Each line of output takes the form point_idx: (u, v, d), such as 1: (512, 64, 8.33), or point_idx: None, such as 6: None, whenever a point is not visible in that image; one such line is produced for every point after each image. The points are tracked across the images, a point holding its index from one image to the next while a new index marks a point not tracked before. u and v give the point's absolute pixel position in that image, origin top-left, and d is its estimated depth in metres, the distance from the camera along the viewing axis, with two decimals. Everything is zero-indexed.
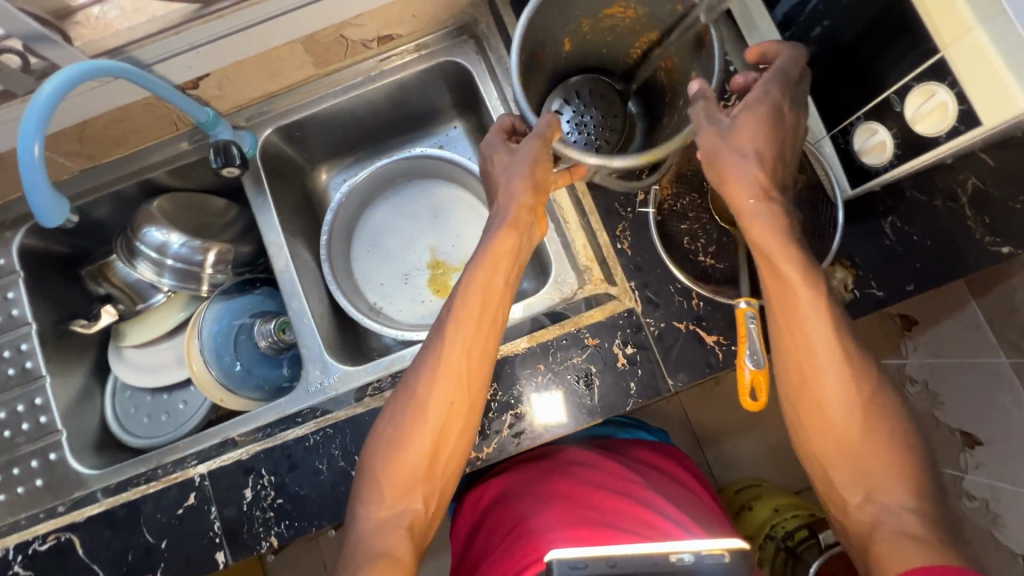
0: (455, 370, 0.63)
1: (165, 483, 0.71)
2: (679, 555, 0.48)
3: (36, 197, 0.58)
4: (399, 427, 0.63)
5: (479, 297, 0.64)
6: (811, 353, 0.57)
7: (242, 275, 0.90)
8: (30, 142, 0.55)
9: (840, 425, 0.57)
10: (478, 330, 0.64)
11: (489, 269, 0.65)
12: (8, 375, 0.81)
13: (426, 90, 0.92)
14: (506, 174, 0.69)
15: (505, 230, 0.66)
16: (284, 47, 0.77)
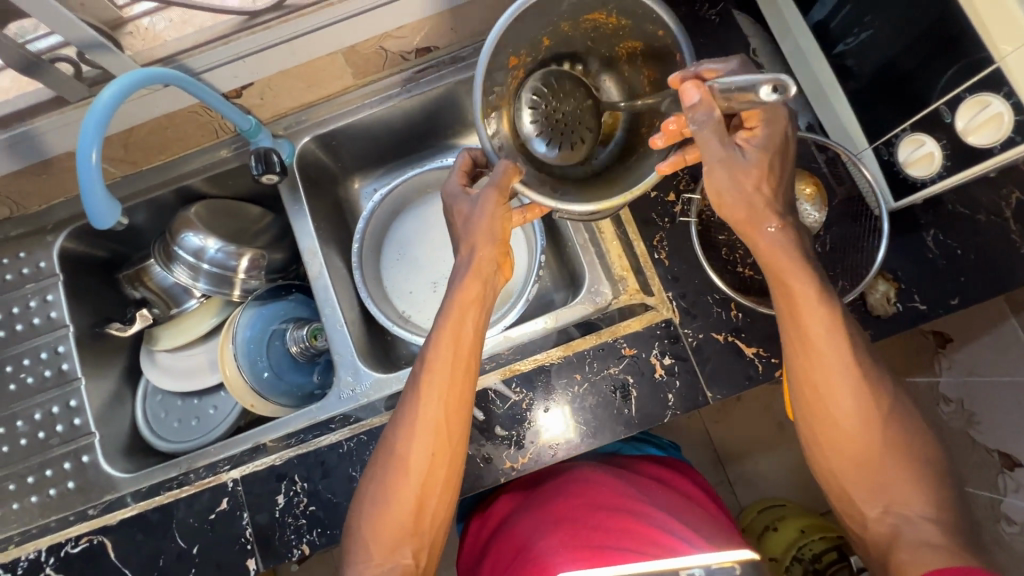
0: (431, 424, 0.61)
1: (198, 487, 0.71)
2: (690, 570, 0.63)
3: (90, 201, 0.57)
4: (382, 485, 0.61)
5: (451, 350, 0.62)
6: (825, 375, 0.57)
7: (275, 282, 0.90)
8: (88, 148, 0.55)
9: (859, 443, 0.57)
10: (452, 381, 0.61)
11: (460, 319, 0.63)
12: (45, 376, 0.82)
13: (460, 101, 0.93)
14: (465, 225, 0.66)
15: (470, 280, 0.64)
16: (327, 58, 0.78)
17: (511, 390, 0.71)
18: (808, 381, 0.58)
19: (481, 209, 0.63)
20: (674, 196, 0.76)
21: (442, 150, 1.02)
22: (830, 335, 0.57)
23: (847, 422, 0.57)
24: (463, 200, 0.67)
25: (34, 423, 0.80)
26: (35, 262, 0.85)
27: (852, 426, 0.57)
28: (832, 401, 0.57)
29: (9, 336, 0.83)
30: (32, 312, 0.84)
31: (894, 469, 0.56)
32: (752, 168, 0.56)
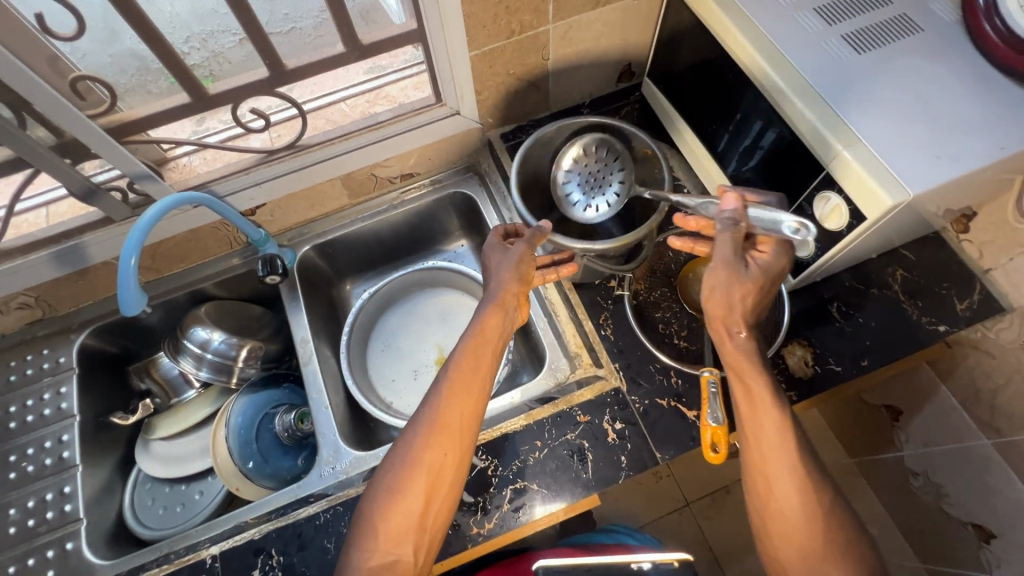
0: (450, 429, 0.66)
1: (177, 565, 0.75)
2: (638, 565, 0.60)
3: (124, 294, 0.69)
4: (396, 484, 0.64)
5: (471, 366, 0.70)
6: (770, 449, 0.64)
7: (269, 370, 0.99)
8: (129, 254, 0.69)
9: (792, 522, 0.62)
10: (470, 393, 0.68)
11: (482, 342, 0.72)
12: (44, 464, 0.87)
13: (438, 215, 1.12)
14: (498, 266, 0.78)
15: (495, 308, 0.74)
16: (327, 183, 0.97)
17: (477, 457, 0.78)
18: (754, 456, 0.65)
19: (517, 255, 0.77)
20: (615, 283, 0.89)
21: (426, 256, 1.19)
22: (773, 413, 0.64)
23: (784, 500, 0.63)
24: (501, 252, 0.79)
25: (26, 510, 0.84)
26: (56, 358, 0.95)
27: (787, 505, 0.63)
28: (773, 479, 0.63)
29: (19, 426, 0.90)
30: (45, 403, 0.92)
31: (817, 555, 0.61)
32: (749, 279, 0.65)
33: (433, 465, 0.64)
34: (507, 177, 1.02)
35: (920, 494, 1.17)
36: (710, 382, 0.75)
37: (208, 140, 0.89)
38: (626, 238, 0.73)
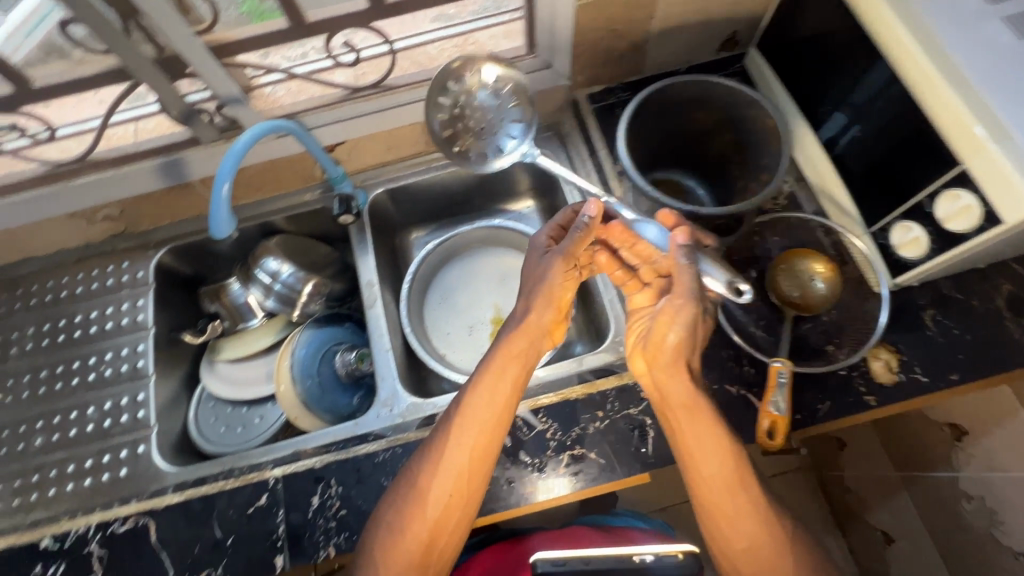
0: (455, 469, 0.68)
1: (240, 482, 0.77)
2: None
3: (215, 220, 0.71)
4: (399, 514, 0.68)
5: (476, 393, 0.72)
6: (708, 470, 0.65)
7: (332, 309, 1.01)
8: (223, 181, 0.70)
9: (755, 544, 0.65)
10: (481, 428, 0.70)
11: (491, 363, 0.72)
12: (120, 370, 0.92)
13: (510, 172, 1.09)
14: (526, 293, 0.76)
15: (514, 342, 0.73)
16: (408, 127, 0.95)
17: (537, 419, 0.78)
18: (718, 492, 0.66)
19: (547, 268, 0.75)
20: None
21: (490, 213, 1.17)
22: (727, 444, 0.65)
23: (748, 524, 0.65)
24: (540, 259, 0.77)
25: (103, 411, 0.89)
26: (135, 271, 0.98)
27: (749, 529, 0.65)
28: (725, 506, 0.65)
29: (98, 332, 0.94)
30: (123, 313, 0.96)
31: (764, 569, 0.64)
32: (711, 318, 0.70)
33: (444, 503, 0.68)
34: (589, 140, 0.98)
35: (969, 518, 1.14)
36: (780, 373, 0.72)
37: (298, 70, 0.88)
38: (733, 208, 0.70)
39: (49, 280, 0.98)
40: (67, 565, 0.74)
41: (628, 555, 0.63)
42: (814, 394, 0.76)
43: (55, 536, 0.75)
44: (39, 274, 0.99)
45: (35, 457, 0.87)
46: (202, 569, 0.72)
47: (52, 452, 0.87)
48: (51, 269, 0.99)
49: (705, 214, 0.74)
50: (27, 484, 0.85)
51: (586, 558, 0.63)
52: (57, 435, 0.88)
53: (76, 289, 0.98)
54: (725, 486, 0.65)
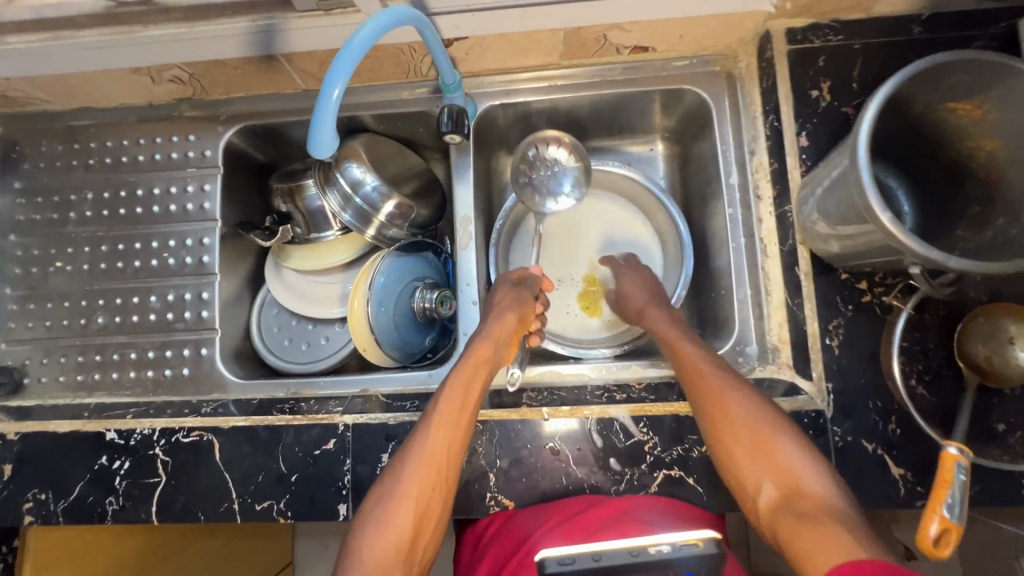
0: (437, 459, 0.63)
1: (309, 420, 0.72)
2: (657, 547, 0.50)
3: (317, 134, 0.57)
4: (383, 511, 0.61)
5: (709, 396, 0.65)
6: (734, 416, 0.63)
7: (415, 237, 0.89)
8: (334, 85, 0.55)
9: (810, 501, 0.55)
10: (753, 437, 0.61)
11: (719, 371, 0.67)
12: (184, 262, 0.84)
13: (647, 107, 0.89)
14: (498, 305, 0.76)
15: (486, 342, 0.71)
16: (548, 33, 0.73)
17: (638, 428, 0.69)
18: (750, 463, 0.61)
19: (510, 293, 0.77)
20: (865, 286, 0.69)
21: (605, 150, 0.99)
22: (757, 411, 0.63)
23: (808, 483, 0.57)
24: (512, 287, 0.79)
25: (166, 303, 0.83)
26: (202, 149, 0.86)
27: (807, 484, 0.57)
28: (752, 471, 0.60)
29: (161, 213, 0.85)
30: (188, 197, 0.85)
31: (814, 528, 0.52)
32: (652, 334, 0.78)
33: (421, 488, 0.62)
34: (770, 93, 0.76)
35: None
36: (958, 465, 0.55)
37: None
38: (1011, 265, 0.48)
39: (108, 140, 0.87)
40: (131, 462, 0.72)
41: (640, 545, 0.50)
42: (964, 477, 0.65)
43: (120, 431, 0.73)
44: (97, 130, 0.87)
45: (98, 335, 0.83)
46: (265, 498, 0.70)
47: (114, 334, 0.83)
48: (110, 126, 0.87)
49: (948, 263, 0.50)
50: (90, 362, 0.82)
51: (595, 552, 0.50)
52: (119, 318, 0.83)
53: (138, 156, 0.86)
54: (755, 458, 0.60)
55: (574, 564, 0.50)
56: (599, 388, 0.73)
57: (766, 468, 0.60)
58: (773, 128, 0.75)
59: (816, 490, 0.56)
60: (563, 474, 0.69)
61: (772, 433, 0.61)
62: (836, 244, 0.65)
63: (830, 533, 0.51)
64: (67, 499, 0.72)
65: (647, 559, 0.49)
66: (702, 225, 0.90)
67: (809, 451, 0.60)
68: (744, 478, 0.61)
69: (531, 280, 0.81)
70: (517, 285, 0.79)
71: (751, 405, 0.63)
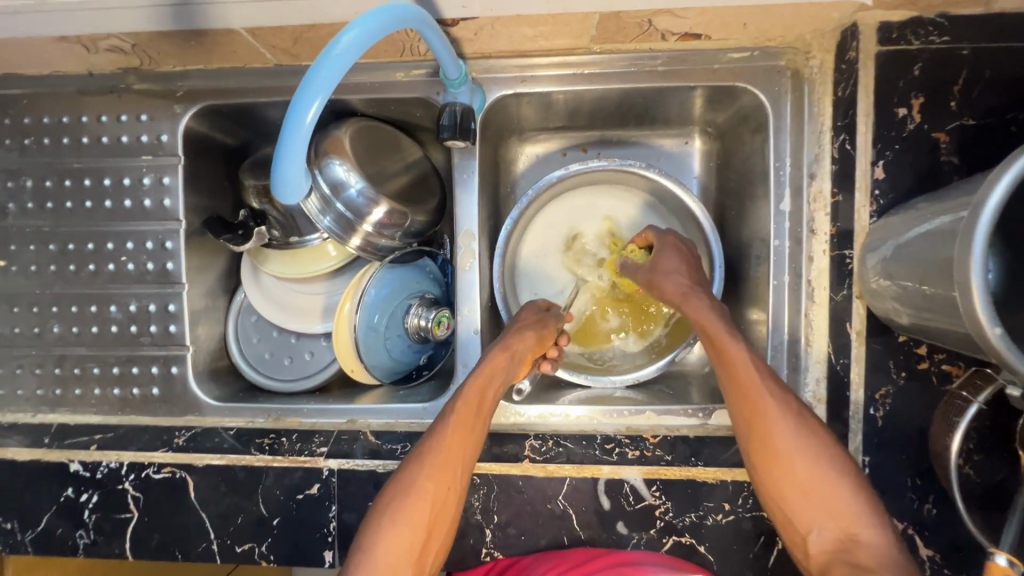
0: (450, 473, 0.54)
1: (291, 463, 0.67)
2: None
3: (281, 163, 0.46)
4: (387, 530, 0.51)
5: (752, 417, 0.56)
6: (783, 450, 0.54)
7: (409, 246, 0.78)
8: (306, 108, 0.44)
9: (870, 551, 0.48)
10: (807, 470, 0.53)
11: (778, 390, 0.56)
12: (146, 268, 0.73)
13: (689, 101, 0.74)
14: (521, 322, 0.68)
15: (507, 350, 0.63)
16: (579, 16, 0.58)
17: (649, 491, 0.63)
18: (801, 499, 0.53)
19: (538, 315, 0.70)
20: (925, 351, 0.60)
21: (633, 143, 0.85)
22: (820, 448, 0.53)
23: (865, 531, 0.50)
24: (539, 311, 0.71)
25: (128, 314, 0.74)
26: (157, 133, 0.72)
27: (867, 533, 0.50)
28: (807, 512, 0.52)
29: (115, 209, 0.73)
30: (144, 191, 0.73)
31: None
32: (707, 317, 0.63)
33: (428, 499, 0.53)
34: (844, 105, 0.62)
35: None
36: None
37: None
38: None
39: (46, 116, 0.73)
40: (100, 496, 0.67)
41: None
42: None
43: (85, 463, 0.68)
44: (31, 102, 0.73)
45: (55, 346, 0.74)
46: (245, 541, 0.66)
47: (73, 346, 0.74)
48: (45, 99, 0.73)
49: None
50: (50, 376, 0.74)
51: None
52: (77, 328, 0.74)
53: (83, 138, 0.73)
54: (806, 494, 0.53)
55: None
56: (609, 439, 0.67)
57: (821, 509, 0.52)
58: (843, 150, 0.62)
59: (875, 542, 0.49)
60: (565, 534, 0.64)
61: (829, 468, 0.53)
62: (906, 316, 0.54)
63: None
64: (35, 530, 0.67)
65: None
66: (737, 243, 0.79)
67: (864, 488, 0.52)
68: (795, 516, 0.53)
69: (558, 313, 0.74)
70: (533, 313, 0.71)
71: (811, 437, 0.54)
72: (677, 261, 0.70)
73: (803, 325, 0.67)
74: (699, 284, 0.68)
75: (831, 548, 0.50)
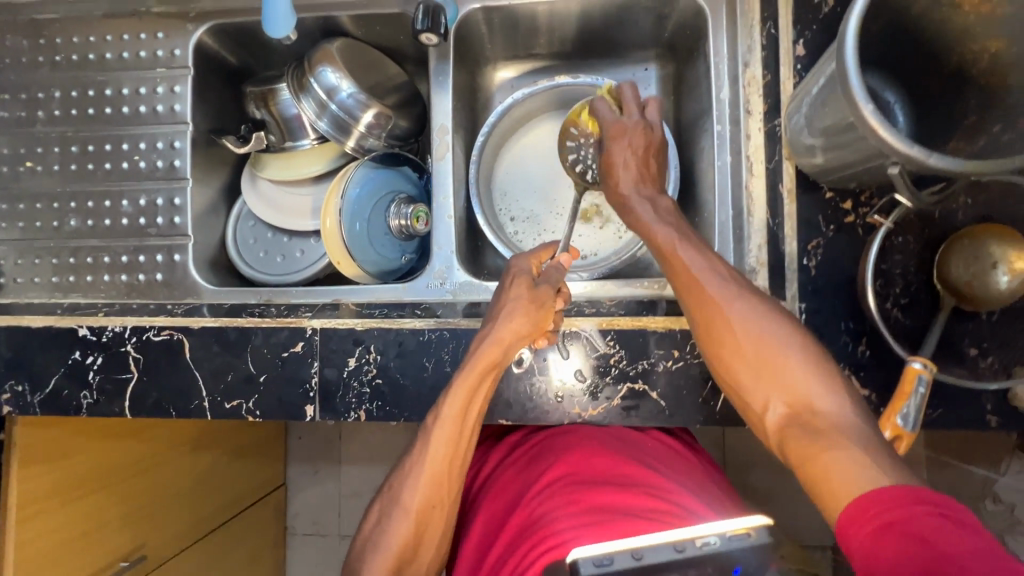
0: (438, 474, 0.62)
1: (277, 323, 0.72)
2: (703, 540, 0.41)
3: (272, 14, 0.60)
4: (386, 533, 0.62)
5: (690, 289, 0.59)
6: (738, 329, 0.56)
7: (393, 149, 0.87)
8: None
9: (825, 419, 0.50)
10: (756, 351, 0.55)
11: (721, 278, 0.59)
12: (156, 166, 0.82)
13: (640, 18, 0.84)
14: (512, 300, 0.64)
15: (496, 343, 0.62)
16: None
17: (604, 341, 0.69)
18: (753, 377, 0.55)
19: (528, 288, 0.64)
20: (850, 206, 0.67)
21: (597, 69, 0.93)
22: (767, 323, 0.56)
23: (823, 402, 0.51)
24: (529, 283, 0.65)
25: (138, 207, 0.82)
26: (171, 49, 0.82)
27: (822, 402, 0.51)
28: (760, 385, 0.55)
29: (131, 115, 0.83)
30: (158, 99, 0.83)
31: (820, 449, 0.47)
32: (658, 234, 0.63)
33: (422, 507, 0.62)
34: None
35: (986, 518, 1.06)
36: (918, 378, 0.54)
37: None
38: (989, 165, 0.46)
39: (74, 36, 0.83)
40: (105, 358, 0.73)
41: (682, 541, 0.41)
42: (929, 400, 0.64)
43: (92, 328, 0.74)
44: (63, 25, 0.83)
45: (71, 238, 0.82)
46: (234, 398, 0.71)
47: (88, 237, 0.82)
48: (73, 21, 0.83)
49: (928, 162, 0.47)
50: (65, 265, 0.82)
51: (635, 550, 0.41)
52: (92, 221, 0.82)
53: (106, 54, 0.83)
54: (758, 374, 0.55)
55: (613, 566, 0.41)
56: (570, 303, 0.74)
57: (775, 384, 0.54)
58: (770, 36, 0.71)
59: (829, 409, 0.50)
60: (526, 384, 0.69)
61: (776, 343, 0.55)
62: (822, 154, 0.62)
63: (845, 453, 0.46)
64: (43, 392, 0.73)
65: (695, 554, 0.40)
66: (692, 147, 0.86)
67: (825, 365, 0.53)
68: (752, 394, 0.55)
69: (553, 274, 0.68)
70: (516, 281, 0.66)
71: (760, 318, 0.56)
72: (626, 158, 0.66)
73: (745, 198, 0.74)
74: (656, 186, 0.67)
75: (784, 419, 0.52)
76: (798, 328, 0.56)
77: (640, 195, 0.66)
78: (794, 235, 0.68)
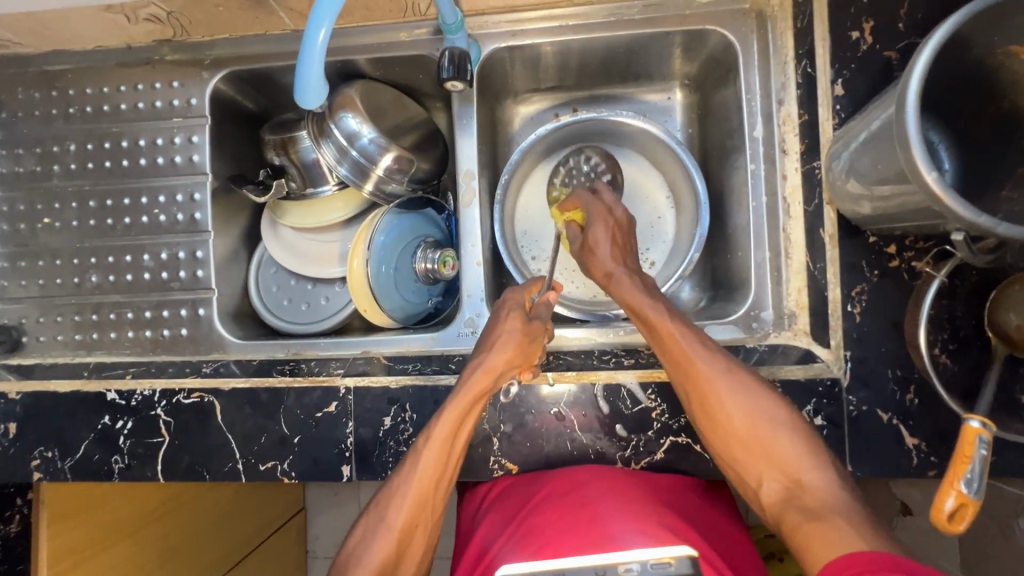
0: (423, 490, 0.60)
1: (310, 383, 0.71)
2: (627, 565, 0.53)
3: (303, 79, 0.55)
4: (365, 547, 0.59)
5: (678, 359, 0.61)
6: (727, 402, 0.59)
7: (416, 193, 0.85)
8: (320, 26, 0.53)
9: (815, 497, 0.53)
10: (747, 426, 0.58)
11: (707, 352, 0.61)
12: (176, 219, 0.81)
13: (666, 52, 0.82)
14: (502, 333, 0.63)
15: (486, 371, 0.61)
16: None
17: (645, 395, 0.67)
18: (747, 455, 0.58)
19: (522, 322, 0.64)
20: (894, 250, 0.65)
21: (619, 100, 0.91)
22: (758, 400, 0.59)
23: (812, 478, 0.54)
24: (522, 316, 0.65)
25: (160, 261, 0.80)
26: (186, 97, 0.80)
27: (812, 479, 0.54)
28: (754, 462, 0.58)
29: (148, 167, 0.81)
30: (176, 149, 0.81)
31: (812, 522, 0.50)
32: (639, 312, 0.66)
33: (406, 526, 0.59)
34: (803, 35, 0.69)
35: None
36: (979, 439, 0.52)
37: None
38: None
39: (86, 87, 0.81)
40: (135, 422, 0.72)
41: (610, 566, 0.53)
42: None
43: (120, 392, 0.73)
44: (75, 76, 0.81)
45: (93, 294, 0.81)
46: (268, 459, 0.70)
47: (110, 293, 0.81)
48: (86, 72, 0.81)
49: (995, 231, 0.46)
50: (88, 322, 0.80)
51: None
52: (113, 276, 0.81)
53: (120, 105, 0.81)
54: (750, 451, 0.58)
55: None
56: (606, 352, 0.72)
57: (768, 462, 0.57)
58: (806, 74, 0.69)
59: (820, 485, 0.54)
60: (567, 439, 0.68)
61: (766, 418, 0.58)
62: (868, 205, 0.60)
63: (839, 528, 0.48)
64: (74, 458, 0.72)
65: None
66: (721, 179, 0.84)
67: (810, 440, 0.57)
68: (746, 470, 0.58)
69: (542, 312, 0.68)
70: (503, 314, 0.65)
71: (752, 391, 0.59)
72: (604, 236, 0.70)
73: (783, 240, 0.72)
74: (629, 262, 0.69)
75: (780, 497, 0.55)
76: (784, 404, 0.59)
77: (626, 268, 0.68)
78: (837, 280, 0.66)
